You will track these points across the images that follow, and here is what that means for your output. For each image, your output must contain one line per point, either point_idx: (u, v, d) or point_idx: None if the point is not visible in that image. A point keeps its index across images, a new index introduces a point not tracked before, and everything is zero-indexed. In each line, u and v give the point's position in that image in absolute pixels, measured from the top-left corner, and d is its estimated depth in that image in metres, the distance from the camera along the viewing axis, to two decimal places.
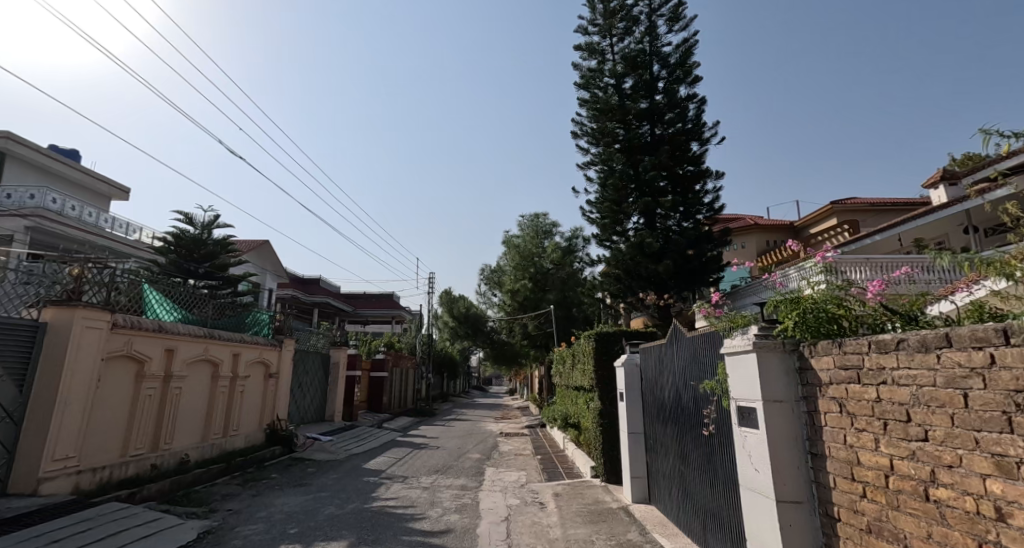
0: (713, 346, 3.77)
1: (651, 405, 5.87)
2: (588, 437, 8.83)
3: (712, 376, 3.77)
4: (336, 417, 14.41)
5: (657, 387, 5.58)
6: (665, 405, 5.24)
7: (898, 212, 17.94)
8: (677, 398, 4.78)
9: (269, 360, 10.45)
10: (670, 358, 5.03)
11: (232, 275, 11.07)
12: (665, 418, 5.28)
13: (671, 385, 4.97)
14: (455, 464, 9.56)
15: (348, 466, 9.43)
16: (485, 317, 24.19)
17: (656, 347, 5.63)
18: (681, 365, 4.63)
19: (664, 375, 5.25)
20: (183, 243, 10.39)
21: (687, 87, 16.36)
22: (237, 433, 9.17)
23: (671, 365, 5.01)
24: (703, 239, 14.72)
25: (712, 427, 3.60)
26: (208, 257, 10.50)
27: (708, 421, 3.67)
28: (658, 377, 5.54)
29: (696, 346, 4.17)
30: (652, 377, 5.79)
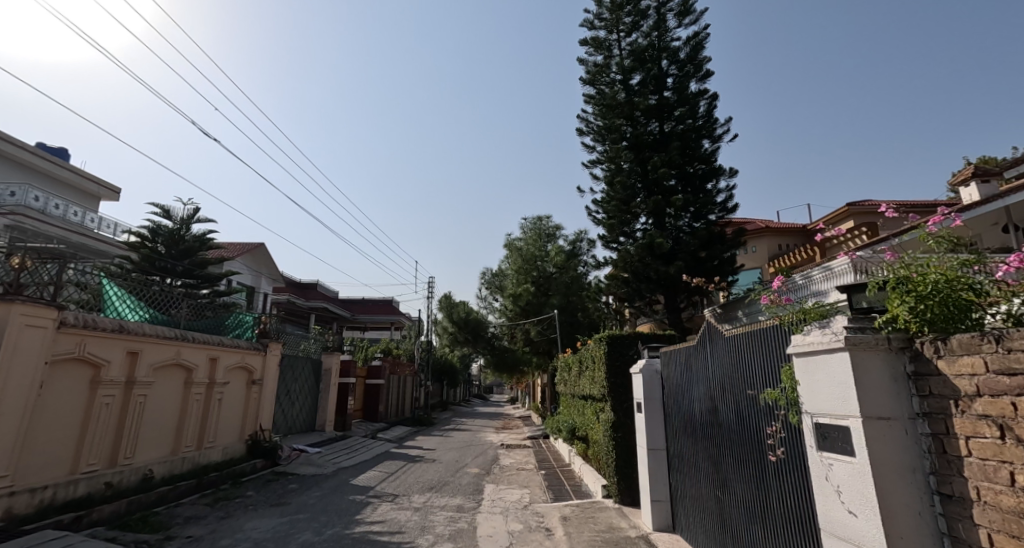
0: (772, 346, 3.02)
1: (676, 417, 5.10)
2: (597, 451, 8.05)
3: (772, 384, 3.02)
4: (327, 426, 13.61)
5: (684, 397, 4.82)
6: (696, 418, 4.48)
7: (917, 214, 17.21)
8: (715, 411, 4.01)
9: (251, 364, 9.69)
10: (703, 363, 4.28)
11: (214, 273, 10.37)
12: (695, 433, 4.53)
13: (705, 394, 4.21)
14: (452, 480, 8.74)
15: (335, 481, 8.63)
16: (485, 323, 23.43)
17: (682, 351, 4.88)
18: (721, 372, 3.87)
19: (695, 382, 4.50)
20: (160, 238, 9.69)
21: (698, 83, 15.70)
22: (213, 445, 8.38)
23: (704, 372, 4.26)
24: (715, 239, 13.95)
25: (778, 450, 2.83)
26: (187, 254, 9.83)
27: (770, 441, 2.92)
28: (686, 386, 4.77)
29: (744, 347, 3.43)
30: (678, 385, 5.02)
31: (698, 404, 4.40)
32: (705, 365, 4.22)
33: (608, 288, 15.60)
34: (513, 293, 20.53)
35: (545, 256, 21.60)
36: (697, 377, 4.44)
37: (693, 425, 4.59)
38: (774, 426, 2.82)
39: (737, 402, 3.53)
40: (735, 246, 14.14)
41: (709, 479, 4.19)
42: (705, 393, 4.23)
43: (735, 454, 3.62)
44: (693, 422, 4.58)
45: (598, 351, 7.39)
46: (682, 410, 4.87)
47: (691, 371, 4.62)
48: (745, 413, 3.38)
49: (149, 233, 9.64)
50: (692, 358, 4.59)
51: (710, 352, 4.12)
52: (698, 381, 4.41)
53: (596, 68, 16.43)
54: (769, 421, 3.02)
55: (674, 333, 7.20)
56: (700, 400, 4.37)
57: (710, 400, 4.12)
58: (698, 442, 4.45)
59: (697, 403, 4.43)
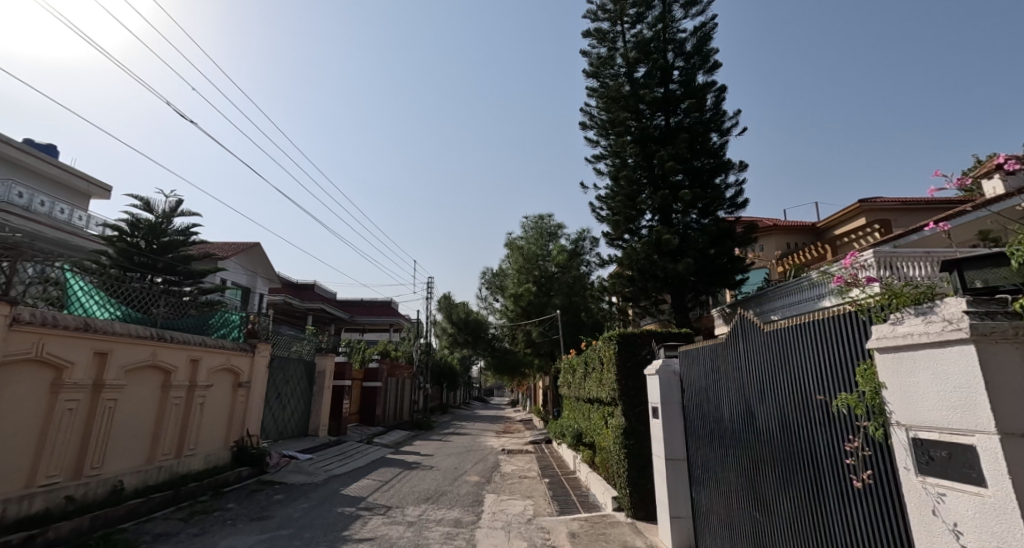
0: (848, 339, 2.48)
1: (699, 423, 4.55)
2: (606, 459, 7.49)
3: (848, 386, 2.47)
4: (321, 431, 13.04)
5: (710, 401, 4.27)
6: (727, 426, 3.92)
7: (932, 211, 16.68)
8: (755, 418, 3.44)
9: (238, 366, 9.14)
10: (739, 363, 3.72)
11: (198, 269, 9.87)
12: (724, 443, 3.99)
13: (741, 399, 3.65)
14: (450, 490, 8.17)
15: (325, 491, 8.06)
16: (486, 324, 22.88)
17: (709, 349, 4.33)
18: (766, 374, 3.29)
19: (725, 384, 3.94)
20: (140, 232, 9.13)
21: (705, 75, 15.19)
22: (194, 453, 7.81)
23: (740, 372, 3.70)
24: (725, 235, 13.39)
25: (867, 474, 2.24)
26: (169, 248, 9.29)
27: (850, 459, 2.36)
28: (713, 389, 4.22)
29: (803, 341, 2.88)
30: (702, 389, 4.47)
31: (730, 409, 3.85)
32: (743, 364, 3.66)
33: (613, 287, 15.04)
34: (514, 293, 19.92)
35: (547, 255, 21.03)
36: (729, 378, 3.88)
37: (721, 433, 4.04)
38: (858, 439, 2.26)
39: (791, 410, 2.96)
40: (746, 242, 13.58)
41: (744, 497, 3.64)
42: (740, 398, 3.67)
43: (783, 470, 3.07)
44: (722, 430, 4.02)
45: (607, 351, 6.80)
46: (707, 416, 4.33)
47: (721, 372, 4.05)
48: (804, 424, 2.80)
49: (128, 226, 9.07)
50: (722, 357, 4.03)
51: (748, 349, 3.58)
52: (731, 382, 3.85)
53: (600, 58, 15.97)
54: (845, 436, 2.44)
55: (689, 331, 6.65)
56: (732, 405, 3.81)
57: (748, 406, 3.55)
58: (728, 451, 3.90)
59: (729, 408, 3.88)
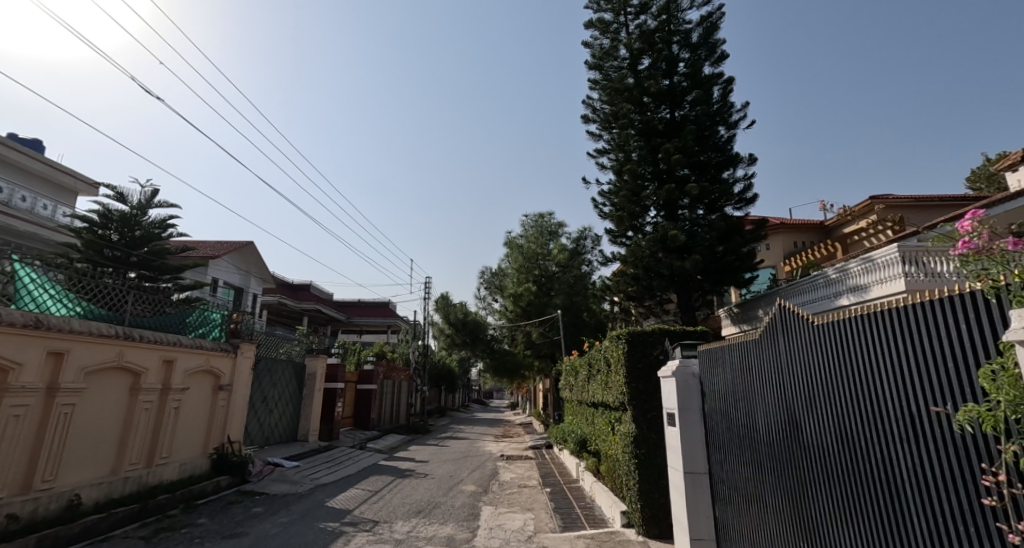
0: (965, 334, 1.96)
1: (725, 430, 4.03)
2: (614, 468, 6.91)
3: (965, 394, 1.95)
4: (311, 436, 12.44)
5: (741, 407, 3.75)
6: (768, 436, 3.39)
7: (945, 208, 16.16)
8: (810, 428, 2.93)
9: (218, 368, 8.55)
10: (788, 363, 3.19)
11: (173, 264, 9.65)
12: (763, 457, 3.45)
13: (791, 405, 3.13)
14: (444, 502, 7.58)
15: (310, 503, 7.48)
16: (484, 324, 22.25)
17: (741, 348, 3.79)
18: (831, 377, 2.76)
19: (767, 387, 3.41)
20: (113, 224, 8.93)
21: (712, 66, 14.66)
22: (168, 462, 7.21)
23: (789, 373, 3.17)
24: (734, 231, 12.83)
25: (1017, 516, 1.70)
26: (144, 241, 9.13)
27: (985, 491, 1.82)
28: (746, 393, 3.69)
29: (886, 338, 2.37)
30: (729, 392, 3.95)
31: (773, 416, 3.33)
32: (794, 364, 3.13)
33: (616, 286, 14.46)
34: (513, 293, 19.31)
35: (547, 254, 20.45)
36: (772, 381, 3.36)
37: (758, 444, 3.52)
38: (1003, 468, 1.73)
39: (873, 422, 2.43)
40: (756, 239, 13.02)
41: (792, 519, 3.12)
42: (790, 404, 3.15)
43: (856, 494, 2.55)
44: (758, 441, 3.50)
45: (615, 351, 6.24)
46: (738, 424, 3.80)
47: (760, 374, 3.52)
48: (895, 440, 2.28)
49: (98, 218, 8.85)
50: (761, 356, 3.50)
51: (802, 349, 3.06)
52: (775, 385, 3.33)
53: (603, 50, 15.42)
54: (972, 460, 1.90)
55: (704, 329, 6.09)
56: (777, 412, 3.28)
57: (801, 413, 3.03)
58: (769, 466, 3.38)
59: (771, 415, 3.35)
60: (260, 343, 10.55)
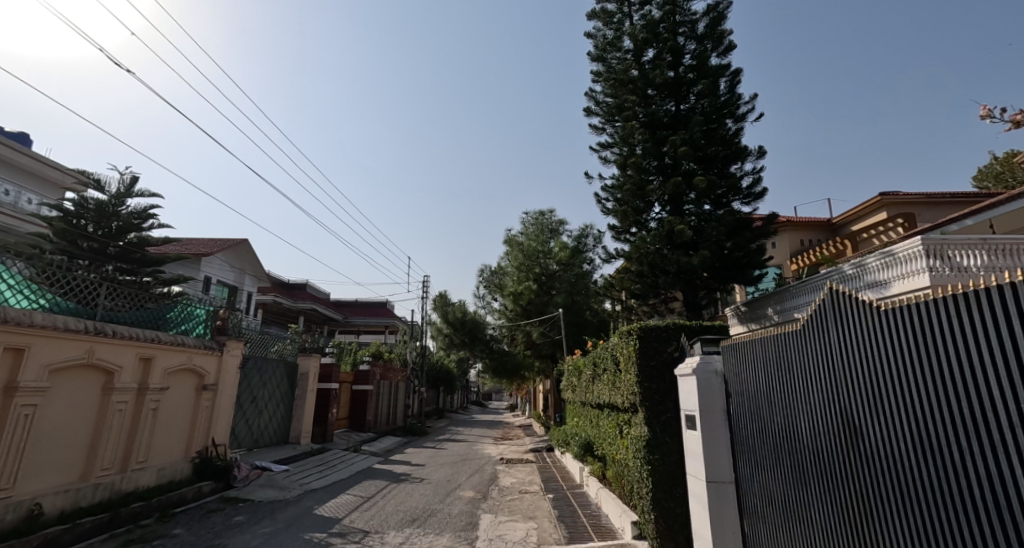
0: None
1: (758, 434, 3.68)
2: (622, 474, 6.46)
3: None
4: (303, 439, 11.96)
5: (784, 405, 3.40)
6: (818, 435, 3.05)
7: (957, 205, 15.74)
8: (875, 427, 2.59)
9: (202, 367, 8.07)
10: (843, 354, 2.87)
11: (150, 256, 9.56)
12: (806, 458, 3.16)
13: (848, 400, 2.80)
14: (440, 509, 7.11)
15: (297, 510, 6.99)
16: (484, 324, 21.75)
17: (785, 341, 3.47)
18: (905, 366, 2.43)
19: (816, 382, 3.09)
20: (88, 214, 8.83)
21: (719, 58, 14.22)
22: (145, 468, 6.73)
23: (846, 366, 2.84)
24: (743, 226, 12.36)
25: None
26: (121, 232, 9.07)
27: None
28: (790, 390, 3.36)
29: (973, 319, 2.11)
30: (767, 390, 3.61)
31: (826, 416, 2.98)
32: (852, 356, 2.80)
33: (620, 284, 14.01)
34: (513, 292, 18.87)
35: (548, 252, 19.96)
36: (823, 375, 3.04)
37: (805, 446, 3.17)
38: None
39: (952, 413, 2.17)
40: (765, 235, 12.54)
41: (847, 530, 2.77)
42: (847, 400, 2.82)
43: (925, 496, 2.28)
44: (800, 441, 3.22)
45: (625, 347, 5.77)
46: (777, 425, 3.46)
47: (808, 368, 3.20)
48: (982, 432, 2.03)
49: (73, 208, 8.74)
50: (809, 349, 3.20)
51: (855, 337, 2.80)
52: (827, 379, 3.01)
53: (606, 40, 14.98)
54: None
55: (722, 324, 5.63)
56: (831, 410, 2.94)
57: (864, 410, 2.69)
58: (819, 469, 3.03)
59: (822, 414, 3.01)
60: (249, 341, 10.06)
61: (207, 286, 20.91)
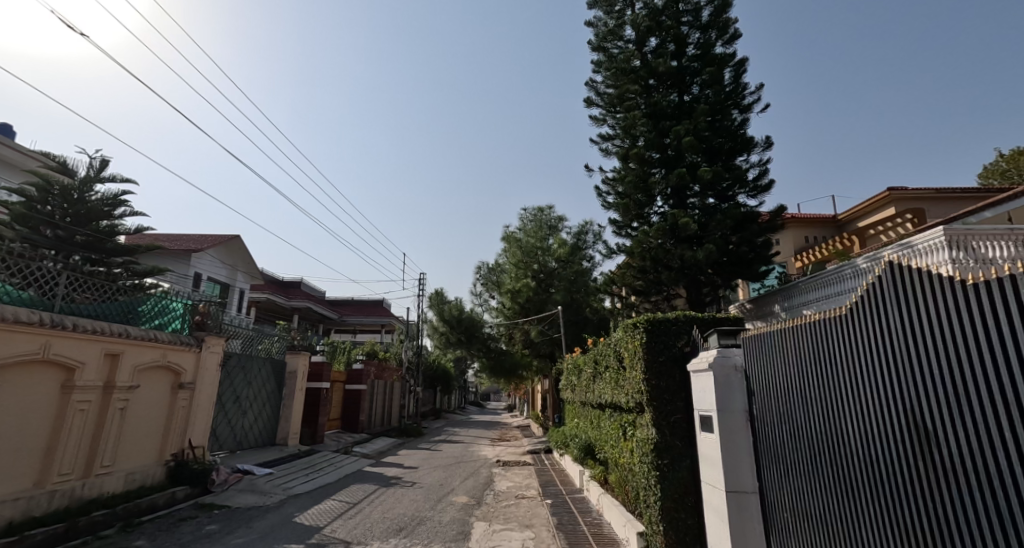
0: None
1: (790, 436, 3.23)
2: (626, 478, 6.04)
3: None
4: (291, 440, 11.47)
5: (824, 404, 2.96)
6: (870, 438, 2.60)
7: (967, 200, 15.30)
8: (949, 415, 2.17)
9: (178, 364, 7.59)
10: (902, 342, 2.45)
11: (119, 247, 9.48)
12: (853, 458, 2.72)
13: (909, 395, 2.37)
14: (431, 517, 6.63)
15: (276, 518, 6.49)
16: (478, 320, 20.41)
17: (825, 329, 3.03)
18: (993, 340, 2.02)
19: (865, 375, 2.66)
20: (54, 200, 8.71)
21: (724, 46, 13.74)
22: (112, 472, 6.25)
23: (906, 352, 2.41)
24: (749, 219, 11.88)
25: None
26: (91, 218, 9.00)
27: None
28: (832, 385, 2.91)
29: None
30: (801, 386, 3.17)
31: (879, 414, 2.55)
32: (915, 341, 2.37)
33: (621, 280, 13.53)
34: (511, 289, 18.48)
35: (547, 248, 19.44)
36: (876, 368, 2.61)
37: (852, 450, 2.72)
38: None
39: None
40: (772, 229, 12.05)
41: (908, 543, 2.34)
42: (908, 391, 2.39)
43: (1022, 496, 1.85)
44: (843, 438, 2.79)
45: (629, 341, 5.28)
46: (814, 427, 3.02)
47: (855, 359, 2.76)
48: None
49: (38, 193, 8.60)
50: (856, 338, 2.77)
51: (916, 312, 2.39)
52: (882, 373, 2.57)
53: (607, 28, 14.48)
54: None
55: (737, 316, 5.15)
56: (886, 407, 2.52)
57: (928, 400, 2.28)
58: (870, 477, 2.59)
59: (876, 413, 2.58)
60: (231, 338, 9.56)
61: (197, 282, 20.40)
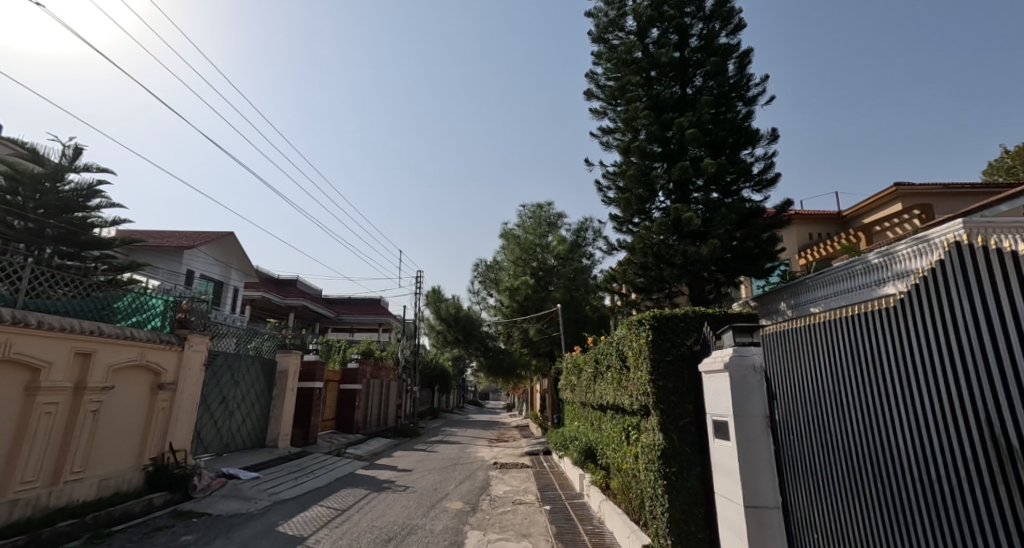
0: None
1: (827, 450, 2.82)
2: (629, 484, 5.70)
3: None
4: (281, 442, 11.09)
5: (873, 415, 2.55)
6: (932, 453, 2.23)
7: (975, 196, 14.96)
8: None
9: (158, 363, 7.22)
10: (976, 338, 2.11)
11: (92, 241, 9.24)
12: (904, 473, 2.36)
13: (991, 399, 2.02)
14: (422, 525, 6.26)
15: (257, 527, 6.11)
16: (477, 320, 20.17)
17: (874, 329, 2.61)
18: None
19: (927, 380, 2.29)
20: (24, 188, 8.56)
21: (728, 37, 13.36)
22: (83, 478, 5.88)
23: (983, 350, 2.07)
24: (755, 214, 11.50)
25: None
26: (62, 207, 8.85)
27: None
28: (886, 394, 2.49)
29: None
30: (842, 393, 2.76)
31: (942, 423, 2.20)
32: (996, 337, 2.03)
33: (622, 278, 13.17)
34: (509, 287, 18.19)
35: (546, 245, 19.06)
36: (937, 370, 2.25)
37: (907, 466, 2.35)
38: None
39: None
40: (778, 225, 11.66)
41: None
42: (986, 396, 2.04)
43: None
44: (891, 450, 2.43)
45: (634, 339, 4.90)
46: (859, 442, 2.61)
47: (915, 363, 2.36)
48: None
49: (7, 181, 8.46)
50: (918, 338, 2.36)
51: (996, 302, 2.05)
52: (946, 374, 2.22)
53: (608, 19, 14.09)
54: None
55: (749, 312, 4.78)
56: (953, 414, 2.17)
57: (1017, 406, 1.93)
58: (929, 496, 2.23)
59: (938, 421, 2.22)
60: (216, 336, 9.18)
61: (189, 280, 20.03)
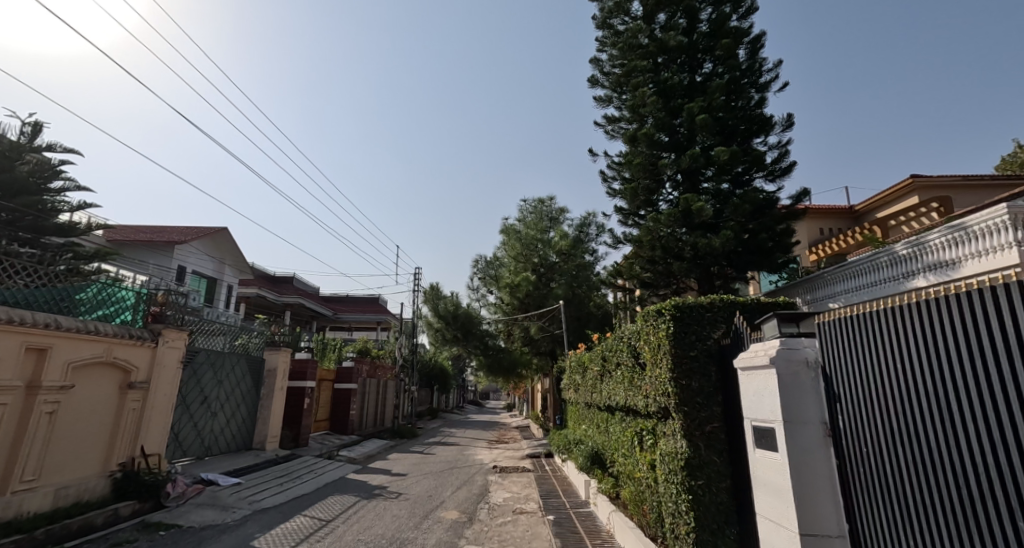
0: None
1: (917, 474, 2.18)
2: (644, 495, 5.11)
3: None
4: (269, 444, 10.51)
5: (990, 430, 1.89)
6: None
7: (995, 189, 14.35)
8: None
9: (128, 361, 6.64)
10: None
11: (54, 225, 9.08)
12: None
13: None
14: (414, 539, 5.68)
15: (231, 541, 5.53)
16: (476, 316, 19.36)
17: (993, 312, 1.92)
18: None
19: None
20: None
21: (739, 21, 12.72)
22: (36, 488, 5.31)
23: None
24: (770, 205, 10.88)
25: None
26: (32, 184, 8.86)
27: None
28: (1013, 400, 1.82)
29: None
30: (938, 400, 2.10)
31: None
32: None
33: (628, 272, 12.57)
34: (509, 283, 17.63)
35: (547, 240, 18.51)
36: None
37: None
38: None
39: None
40: (793, 217, 11.03)
41: None
42: None
43: None
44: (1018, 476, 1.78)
45: (651, 331, 4.31)
46: (968, 467, 1.96)
47: None
48: None
49: None
50: None
51: None
52: None
53: (613, 3, 13.47)
54: None
55: (786, 300, 4.16)
56: None
57: None
58: None
59: None
60: (196, 332, 8.59)
61: (181, 276, 19.49)
